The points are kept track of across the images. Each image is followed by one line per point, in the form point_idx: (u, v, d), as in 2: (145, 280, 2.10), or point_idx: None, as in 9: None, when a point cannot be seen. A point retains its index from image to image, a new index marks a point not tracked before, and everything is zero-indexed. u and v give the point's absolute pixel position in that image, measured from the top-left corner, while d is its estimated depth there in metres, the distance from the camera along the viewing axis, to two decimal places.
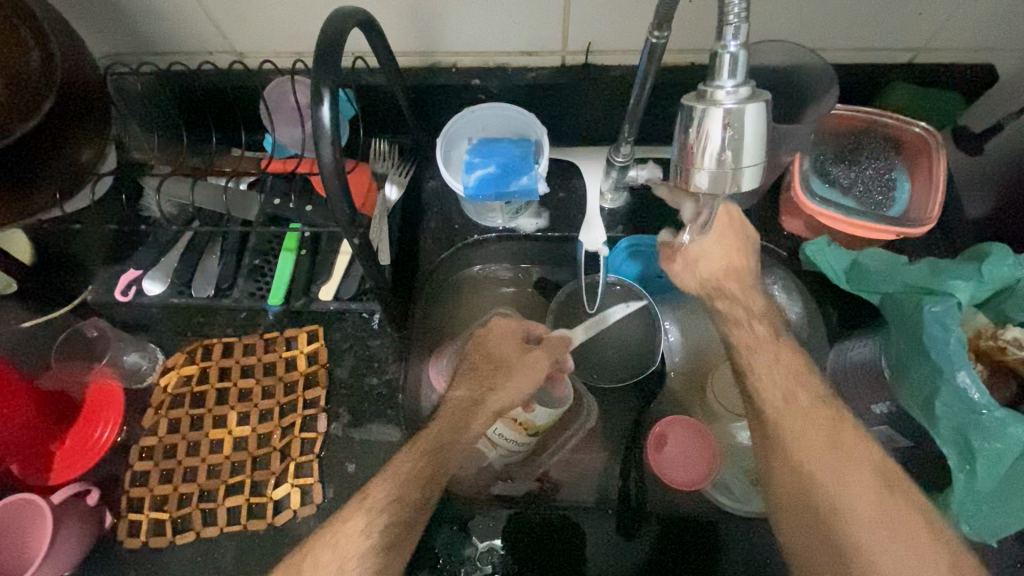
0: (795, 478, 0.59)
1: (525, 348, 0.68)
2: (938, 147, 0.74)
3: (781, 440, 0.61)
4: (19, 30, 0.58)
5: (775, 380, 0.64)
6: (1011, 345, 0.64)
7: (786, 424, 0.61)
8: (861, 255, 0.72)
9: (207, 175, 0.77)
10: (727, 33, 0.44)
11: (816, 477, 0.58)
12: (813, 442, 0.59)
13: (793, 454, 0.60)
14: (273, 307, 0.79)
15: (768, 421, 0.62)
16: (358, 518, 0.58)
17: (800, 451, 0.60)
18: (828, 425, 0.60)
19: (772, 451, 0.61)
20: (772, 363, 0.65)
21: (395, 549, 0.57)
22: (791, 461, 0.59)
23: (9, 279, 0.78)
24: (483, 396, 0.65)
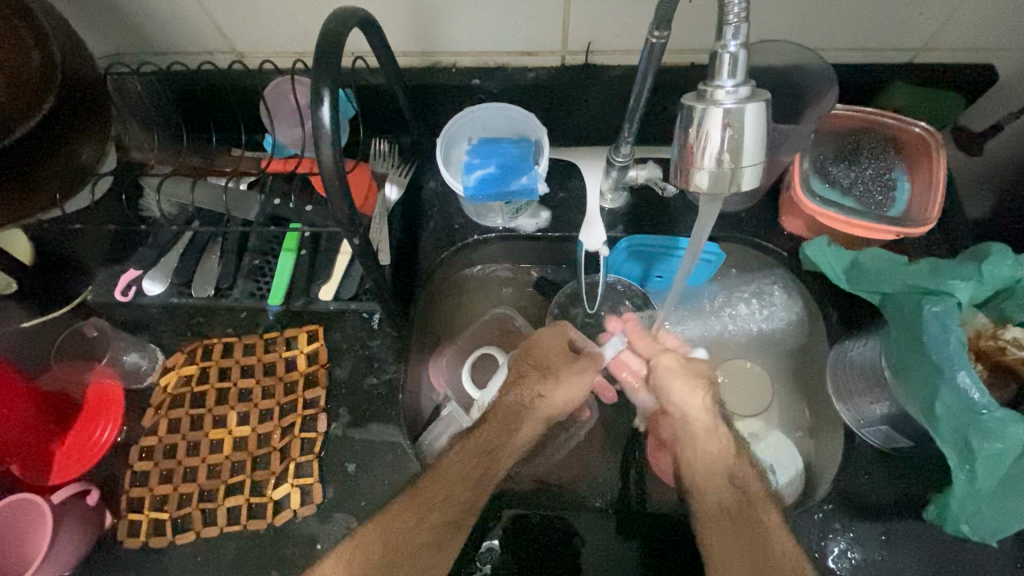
0: (730, 488, 0.69)
1: (569, 356, 0.77)
2: (939, 147, 0.74)
3: (701, 447, 0.72)
4: (18, 30, 0.57)
5: (681, 384, 0.74)
6: (1011, 345, 0.64)
7: (704, 444, 0.72)
8: (861, 255, 0.72)
9: (207, 176, 0.78)
10: (727, 33, 0.44)
11: (745, 490, 0.68)
12: (728, 456, 0.71)
13: (727, 471, 0.70)
14: (273, 307, 0.79)
15: (699, 436, 0.73)
16: (410, 513, 0.64)
17: (732, 467, 0.70)
18: (729, 442, 0.72)
19: (705, 464, 0.71)
20: (682, 368, 0.75)
21: (438, 546, 0.65)
22: (732, 479, 0.69)
23: (9, 279, 0.78)
24: (531, 401, 0.76)
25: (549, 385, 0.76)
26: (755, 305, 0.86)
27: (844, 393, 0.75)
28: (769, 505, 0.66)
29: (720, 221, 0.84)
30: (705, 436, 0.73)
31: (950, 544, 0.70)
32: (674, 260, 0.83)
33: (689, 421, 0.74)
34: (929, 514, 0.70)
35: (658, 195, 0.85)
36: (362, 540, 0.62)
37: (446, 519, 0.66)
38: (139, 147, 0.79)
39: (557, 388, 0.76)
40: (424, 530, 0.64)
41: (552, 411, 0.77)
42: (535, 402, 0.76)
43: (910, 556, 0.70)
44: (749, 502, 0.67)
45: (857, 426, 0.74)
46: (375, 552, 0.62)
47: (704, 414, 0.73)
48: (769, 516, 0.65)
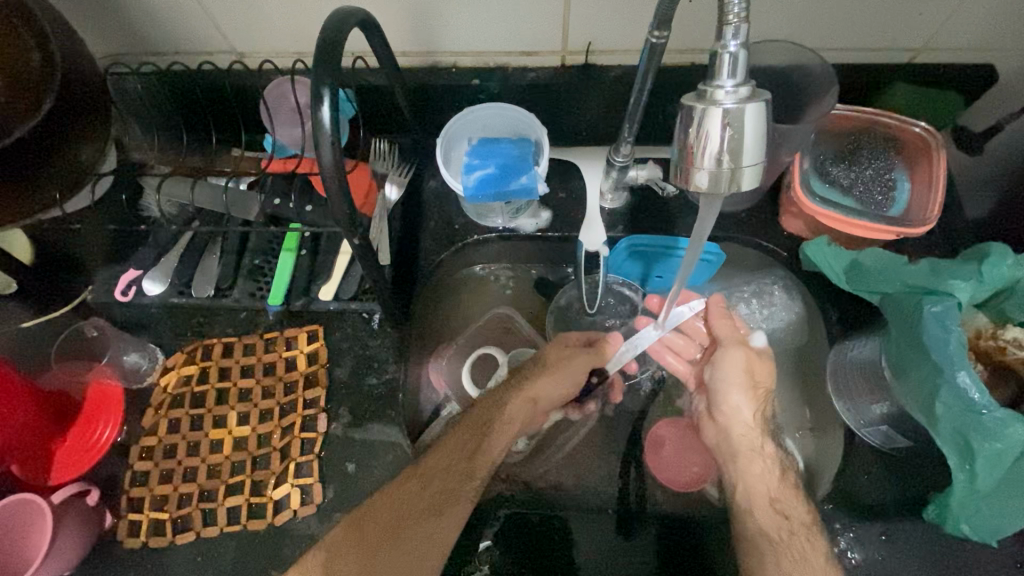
0: (773, 514, 0.66)
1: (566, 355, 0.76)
2: (939, 147, 0.74)
3: (743, 467, 0.71)
4: (19, 30, 0.58)
5: (733, 385, 0.73)
6: (1011, 345, 0.64)
7: (746, 464, 0.71)
8: (861, 255, 0.72)
9: (207, 176, 0.78)
10: (727, 33, 0.44)
11: (788, 517, 0.65)
12: (771, 479, 0.69)
13: (769, 494, 0.68)
14: (272, 307, 0.79)
15: (742, 455, 0.72)
16: (415, 482, 0.65)
17: (776, 490, 0.68)
18: (773, 460, 0.71)
19: (750, 485, 0.69)
20: (743, 370, 0.74)
21: (442, 509, 0.64)
22: (774, 503, 0.67)
23: (9, 279, 0.79)
24: (520, 381, 0.74)
25: (538, 372, 0.75)
26: (755, 305, 0.86)
27: (844, 393, 0.75)
28: (812, 531, 0.64)
29: (720, 221, 0.84)
30: (755, 450, 0.72)
31: (950, 544, 0.70)
32: (673, 261, 0.83)
33: (731, 438, 0.73)
34: (928, 515, 0.69)
35: (658, 195, 0.85)
36: (371, 506, 0.63)
37: (448, 488, 0.65)
38: (139, 147, 0.81)
39: (544, 374, 0.74)
40: (424, 502, 0.64)
41: (543, 396, 0.74)
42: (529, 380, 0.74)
43: (910, 556, 0.70)
44: (792, 530, 0.64)
45: (857, 426, 0.74)
46: (383, 518, 0.62)
47: (750, 430, 0.73)
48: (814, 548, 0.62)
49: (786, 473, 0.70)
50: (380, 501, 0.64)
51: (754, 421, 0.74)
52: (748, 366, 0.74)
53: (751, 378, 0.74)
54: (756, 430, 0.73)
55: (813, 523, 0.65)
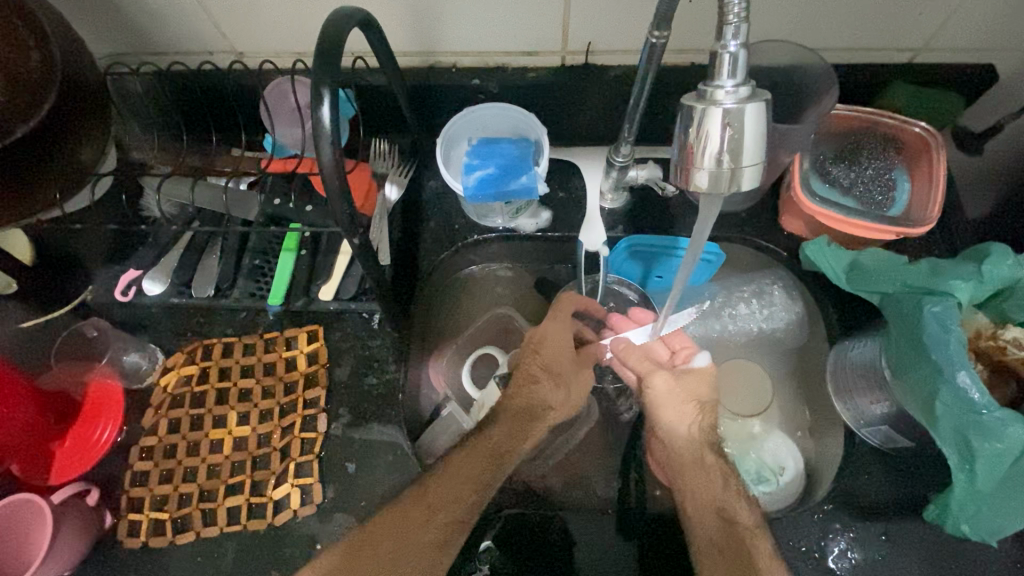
0: (718, 522, 0.65)
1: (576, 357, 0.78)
2: (939, 146, 0.74)
3: (688, 480, 0.69)
4: (17, 27, 0.57)
5: (674, 409, 0.74)
6: (1011, 345, 0.65)
7: (690, 479, 0.69)
8: (861, 255, 0.73)
9: (207, 175, 0.78)
10: (727, 33, 0.44)
11: (733, 521, 0.64)
12: (715, 486, 0.68)
13: (715, 503, 0.66)
14: (272, 307, 0.79)
15: (687, 468, 0.70)
16: (420, 510, 0.62)
17: (720, 498, 0.67)
18: (718, 472, 0.69)
19: (697, 496, 0.68)
20: (671, 393, 0.75)
21: (447, 543, 0.61)
22: (719, 510, 0.66)
23: (9, 279, 0.78)
24: (543, 411, 0.74)
25: (558, 398, 0.75)
26: (755, 305, 0.86)
27: (844, 393, 0.75)
28: (756, 533, 0.62)
29: (720, 221, 0.84)
30: (693, 464, 0.71)
31: (950, 544, 0.70)
32: (674, 261, 0.83)
33: (677, 453, 0.72)
34: (929, 514, 0.69)
35: (658, 195, 0.85)
36: (372, 532, 0.60)
37: (454, 519, 0.63)
38: (139, 146, 0.80)
39: (561, 403, 0.75)
40: (428, 535, 0.61)
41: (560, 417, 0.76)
42: (548, 408, 0.74)
43: (910, 556, 0.70)
44: (736, 533, 0.63)
45: (857, 426, 0.74)
46: (384, 547, 0.59)
47: (691, 443, 0.72)
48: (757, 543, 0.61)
49: (729, 480, 0.68)
50: (379, 526, 0.61)
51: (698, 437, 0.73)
52: (673, 388, 0.75)
53: (691, 398, 0.75)
54: (697, 442, 0.72)
55: (758, 526, 0.64)
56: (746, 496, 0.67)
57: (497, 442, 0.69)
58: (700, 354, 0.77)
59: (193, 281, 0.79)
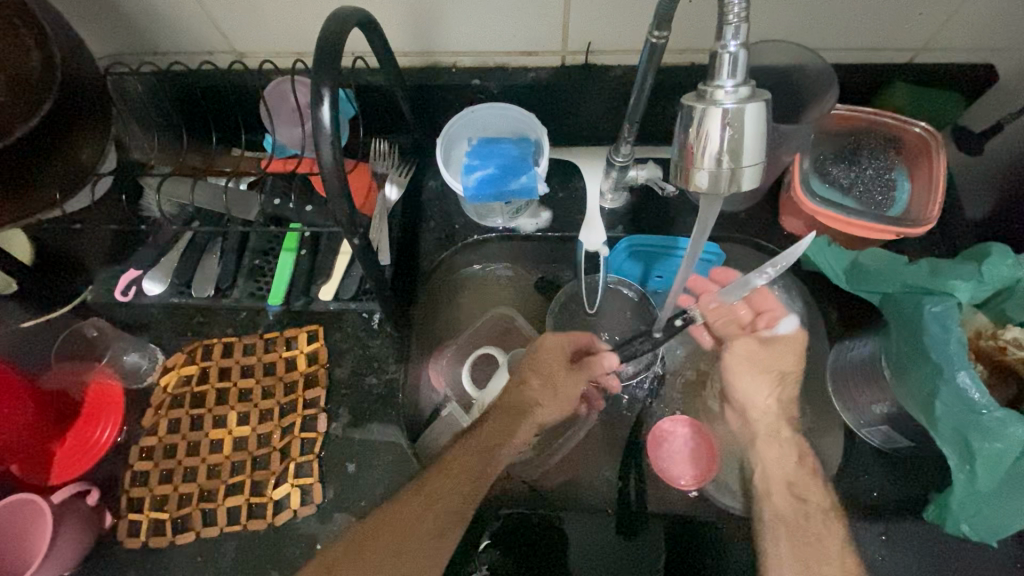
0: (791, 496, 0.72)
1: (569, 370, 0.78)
2: (939, 147, 0.73)
3: (762, 452, 0.76)
4: (19, 31, 0.59)
5: (751, 381, 0.78)
6: (1011, 345, 0.64)
7: (764, 449, 0.76)
8: (861, 255, 0.72)
9: (208, 175, 0.78)
10: (727, 33, 0.44)
11: (808, 507, 0.67)
12: (791, 463, 0.74)
13: (787, 479, 0.73)
14: (272, 307, 0.79)
15: (761, 439, 0.77)
16: (416, 501, 0.65)
17: (793, 474, 0.73)
18: (791, 443, 0.76)
19: (767, 470, 0.74)
20: (749, 360, 0.78)
21: (440, 535, 0.64)
22: (791, 487, 0.72)
23: (9, 279, 0.79)
24: (532, 405, 0.76)
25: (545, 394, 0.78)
26: None
27: (844, 393, 0.75)
28: (829, 517, 0.70)
29: (719, 221, 0.84)
30: (774, 433, 0.77)
31: (950, 543, 0.70)
32: (674, 261, 0.83)
33: (751, 423, 0.78)
34: (929, 515, 0.70)
35: (658, 195, 0.85)
36: (374, 527, 0.63)
37: (449, 511, 0.65)
38: (140, 147, 0.79)
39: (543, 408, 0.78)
40: (425, 528, 0.64)
41: (549, 416, 0.78)
42: (534, 406, 0.77)
43: (910, 556, 0.70)
44: (808, 514, 0.70)
45: (857, 426, 0.75)
46: (386, 538, 0.62)
47: (767, 414, 0.78)
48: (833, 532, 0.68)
49: (804, 458, 0.75)
50: (380, 523, 0.63)
51: (777, 406, 0.78)
52: (757, 354, 0.78)
53: (772, 368, 0.78)
54: (775, 413, 0.78)
55: None
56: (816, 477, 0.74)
57: (489, 436, 0.72)
58: (785, 321, 0.78)
59: (193, 281, 0.80)
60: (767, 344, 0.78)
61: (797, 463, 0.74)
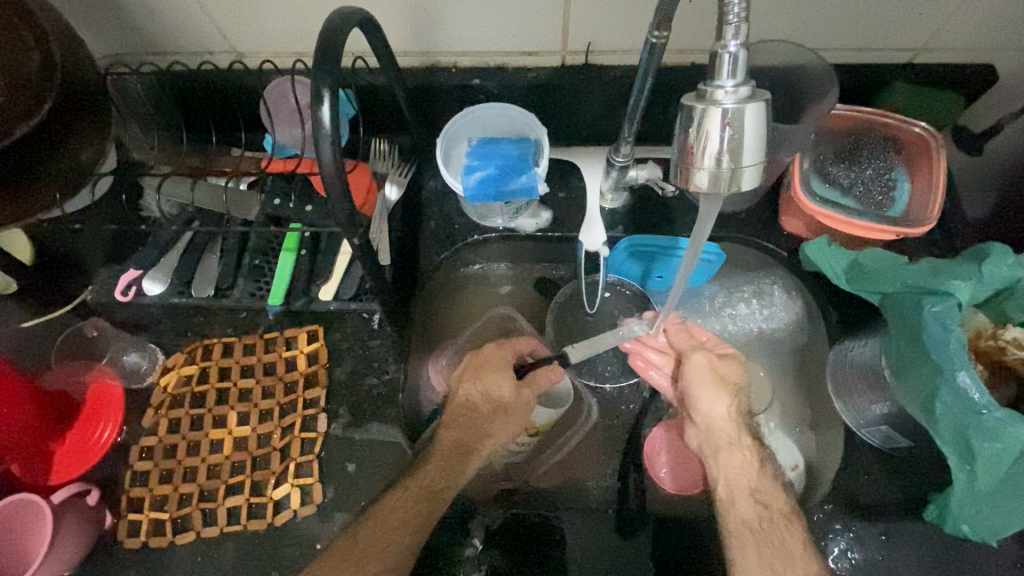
0: (753, 505, 0.67)
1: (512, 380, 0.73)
2: (939, 147, 0.74)
3: (723, 462, 0.69)
4: (19, 29, 0.57)
5: (710, 392, 0.71)
6: (1011, 345, 0.64)
7: (726, 457, 0.69)
8: (861, 255, 0.72)
9: (207, 175, 0.77)
10: (727, 33, 0.44)
11: (766, 505, 0.66)
12: (750, 472, 0.69)
13: (750, 486, 0.68)
14: (273, 307, 0.79)
15: (722, 449, 0.70)
16: (360, 547, 0.62)
17: (756, 481, 0.68)
18: (752, 452, 0.70)
19: (730, 479, 0.69)
20: (708, 372, 0.72)
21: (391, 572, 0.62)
22: (752, 493, 0.68)
23: (9, 279, 0.78)
24: (483, 434, 0.72)
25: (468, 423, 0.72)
26: (755, 305, 0.86)
27: (844, 393, 0.75)
28: (789, 520, 0.65)
29: (719, 222, 0.84)
30: (734, 444, 0.70)
31: (949, 542, 0.70)
32: (673, 261, 0.83)
33: (712, 433, 0.71)
34: (929, 514, 0.70)
35: (657, 196, 0.85)
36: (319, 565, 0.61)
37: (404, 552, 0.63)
38: (139, 147, 0.78)
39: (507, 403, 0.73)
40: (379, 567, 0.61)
41: (498, 436, 0.72)
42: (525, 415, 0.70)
43: (910, 556, 0.70)
44: (771, 518, 0.65)
45: (857, 426, 0.74)
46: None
47: (728, 424, 0.71)
48: (797, 534, 0.64)
49: (762, 467, 0.70)
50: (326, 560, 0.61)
51: (732, 417, 0.71)
52: (715, 369, 0.72)
53: (726, 378, 0.72)
54: (733, 424, 0.71)
55: (791, 512, 0.66)
56: (776, 481, 0.69)
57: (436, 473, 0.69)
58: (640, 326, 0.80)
59: (193, 281, 0.80)
60: (720, 357, 0.73)
61: (745, 471, 0.69)
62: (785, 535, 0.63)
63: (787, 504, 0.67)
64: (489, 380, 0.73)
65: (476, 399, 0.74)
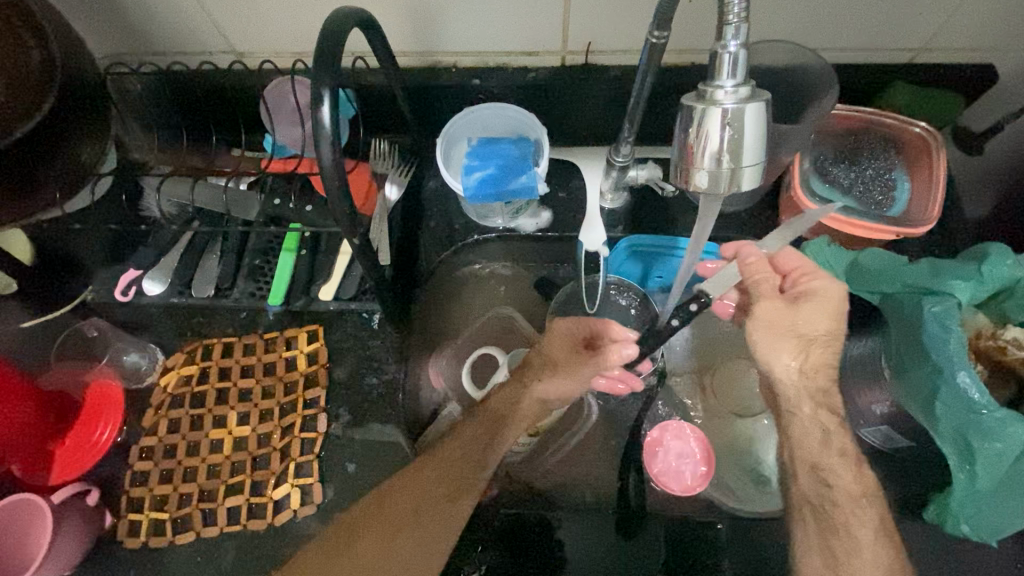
0: (814, 481, 0.63)
1: (571, 348, 0.73)
2: (939, 147, 0.74)
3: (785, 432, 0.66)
4: (18, 30, 0.58)
5: (775, 347, 0.63)
6: (1011, 345, 0.64)
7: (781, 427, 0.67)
8: (861, 255, 0.73)
9: (207, 175, 0.77)
10: (727, 33, 0.44)
11: (831, 486, 0.63)
12: (819, 440, 0.64)
13: (814, 459, 0.64)
14: (273, 307, 0.79)
15: (788, 411, 0.67)
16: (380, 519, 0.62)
17: (821, 455, 0.64)
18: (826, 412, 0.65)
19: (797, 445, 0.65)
20: (778, 323, 0.63)
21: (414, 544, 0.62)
22: (815, 469, 0.63)
23: (9, 279, 0.78)
24: (530, 380, 0.71)
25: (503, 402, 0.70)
26: None
27: (844, 393, 0.75)
28: (863, 504, 0.62)
29: (720, 222, 0.84)
30: (795, 408, 0.66)
31: (949, 542, 0.70)
32: (674, 261, 0.83)
33: (781, 390, 0.66)
34: (929, 514, 0.70)
35: (658, 196, 0.85)
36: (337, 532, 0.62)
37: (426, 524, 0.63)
38: (139, 146, 0.81)
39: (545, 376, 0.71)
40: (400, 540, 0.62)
41: (551, 390, 0.71)
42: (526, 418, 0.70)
43: (910, 556, 0.70)
44: (834, 501, 0.62)
45: (857, 425, 0.74)
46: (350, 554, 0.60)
47: (799, 378, 0.65)
48: (857, 521, 0.61)
49: (834, 434, 0.64)
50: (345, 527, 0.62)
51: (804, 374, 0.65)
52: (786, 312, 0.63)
53: (794, 331, 0.63)
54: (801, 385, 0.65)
55: (869, 491, 0.62)
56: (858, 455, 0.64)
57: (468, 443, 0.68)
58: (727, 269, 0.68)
59: (193, 281, 0.80)
60: (796, 303, 0.63)
61: None
62: (838, 522, 0.61)
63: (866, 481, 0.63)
64: (553, 342, 0.73)
65: (530, 357, 0.74)
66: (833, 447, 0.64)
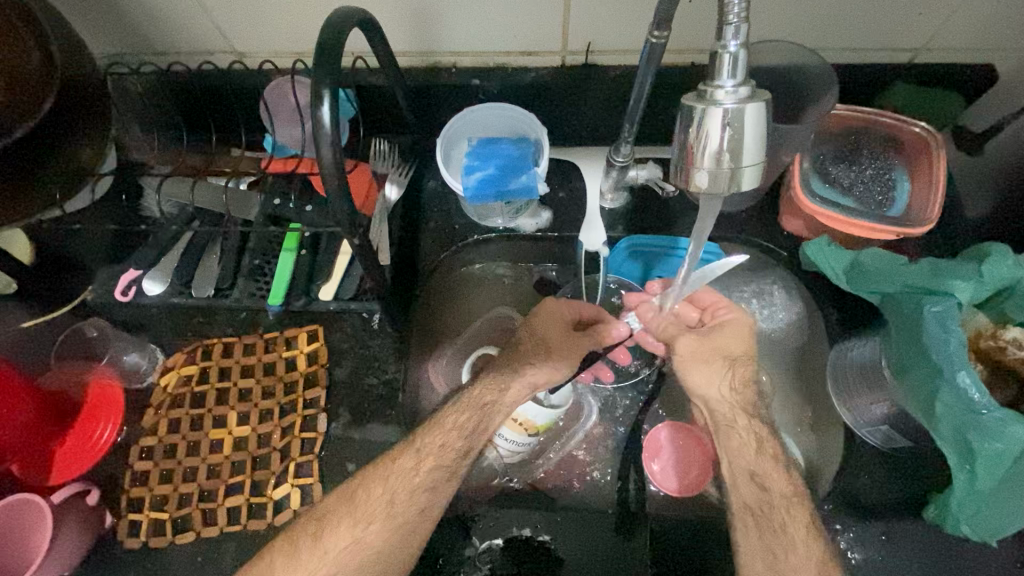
0: (752, 488, 0.64)
1: (565, 331, 0.72)
2: (939, 146, 0.74)
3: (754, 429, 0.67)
4: (19, 30, 0.57)
5: (703, 369, 0.68)
6: (1011, 345, 0.65)
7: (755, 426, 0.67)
8: (861, 255, 0.72)
9: (207, 176, 0.78)
10: (727, 33, 0.44)
11: (766, 488, 0.64)
12: (754, 448, 0.65)
13: (748, 468, 0.65)
14: (273, 307, 0.79)
15: (722, 428, 0.68)
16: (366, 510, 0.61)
17: (754, 463, 0.65)
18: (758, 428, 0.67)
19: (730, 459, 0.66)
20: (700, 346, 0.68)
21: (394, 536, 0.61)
22: (752, 476, 0.64)
23: (9, 279, 0.79)
24: (522, 364, 0.68)
25: (490, 388, 0.67)
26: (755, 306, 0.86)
27: (844, 393, 0.75)
28: (793, 505, 0.62)
29: (719, 222, 0.84)
30: (732, 421, 0.67)
31: (949, 542, 0.70)
32: (674, 260, 0.84)
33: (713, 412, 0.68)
34: (929, 514, 0.70)
35: (657, 196, 0.85)
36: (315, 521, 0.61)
37: (407, 515, 0.62)
38: (139, 147, 0.79)
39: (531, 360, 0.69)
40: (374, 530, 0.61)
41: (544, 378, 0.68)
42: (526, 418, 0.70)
43: (910, 555, 0.70)
44: (770, 502, 0.63)
45: (856, 426, 0.75)
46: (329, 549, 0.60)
47: (727, 399, 0.68)
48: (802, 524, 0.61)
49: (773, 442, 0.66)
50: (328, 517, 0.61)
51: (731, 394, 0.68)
52: (734, 330, 0.69)
53: (720, 353, 0.68)
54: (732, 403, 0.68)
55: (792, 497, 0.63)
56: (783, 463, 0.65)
57: (455, 422, 0.65)
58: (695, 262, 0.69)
59: (193, 281, 0.79)
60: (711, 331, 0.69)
61: None
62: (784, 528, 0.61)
63: (792, 487, 0.64)
64: (541, 320, 0.73)
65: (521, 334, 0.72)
66: (766, 453, 0.65)
